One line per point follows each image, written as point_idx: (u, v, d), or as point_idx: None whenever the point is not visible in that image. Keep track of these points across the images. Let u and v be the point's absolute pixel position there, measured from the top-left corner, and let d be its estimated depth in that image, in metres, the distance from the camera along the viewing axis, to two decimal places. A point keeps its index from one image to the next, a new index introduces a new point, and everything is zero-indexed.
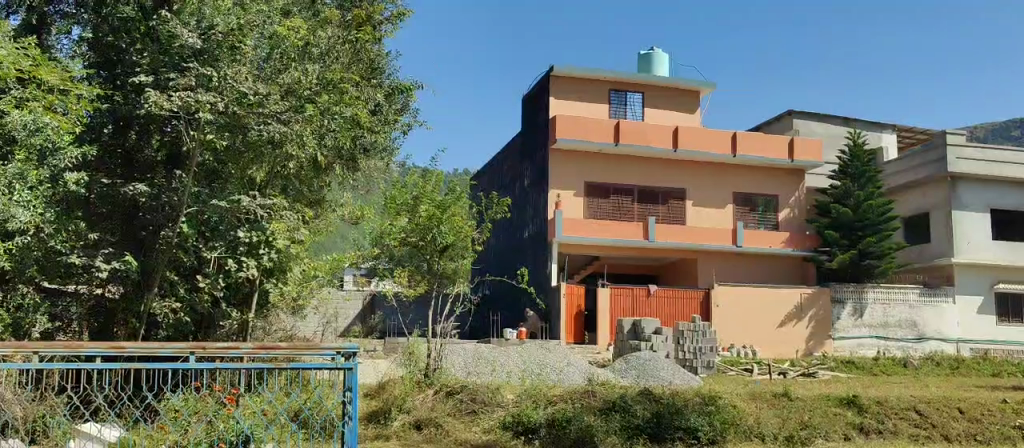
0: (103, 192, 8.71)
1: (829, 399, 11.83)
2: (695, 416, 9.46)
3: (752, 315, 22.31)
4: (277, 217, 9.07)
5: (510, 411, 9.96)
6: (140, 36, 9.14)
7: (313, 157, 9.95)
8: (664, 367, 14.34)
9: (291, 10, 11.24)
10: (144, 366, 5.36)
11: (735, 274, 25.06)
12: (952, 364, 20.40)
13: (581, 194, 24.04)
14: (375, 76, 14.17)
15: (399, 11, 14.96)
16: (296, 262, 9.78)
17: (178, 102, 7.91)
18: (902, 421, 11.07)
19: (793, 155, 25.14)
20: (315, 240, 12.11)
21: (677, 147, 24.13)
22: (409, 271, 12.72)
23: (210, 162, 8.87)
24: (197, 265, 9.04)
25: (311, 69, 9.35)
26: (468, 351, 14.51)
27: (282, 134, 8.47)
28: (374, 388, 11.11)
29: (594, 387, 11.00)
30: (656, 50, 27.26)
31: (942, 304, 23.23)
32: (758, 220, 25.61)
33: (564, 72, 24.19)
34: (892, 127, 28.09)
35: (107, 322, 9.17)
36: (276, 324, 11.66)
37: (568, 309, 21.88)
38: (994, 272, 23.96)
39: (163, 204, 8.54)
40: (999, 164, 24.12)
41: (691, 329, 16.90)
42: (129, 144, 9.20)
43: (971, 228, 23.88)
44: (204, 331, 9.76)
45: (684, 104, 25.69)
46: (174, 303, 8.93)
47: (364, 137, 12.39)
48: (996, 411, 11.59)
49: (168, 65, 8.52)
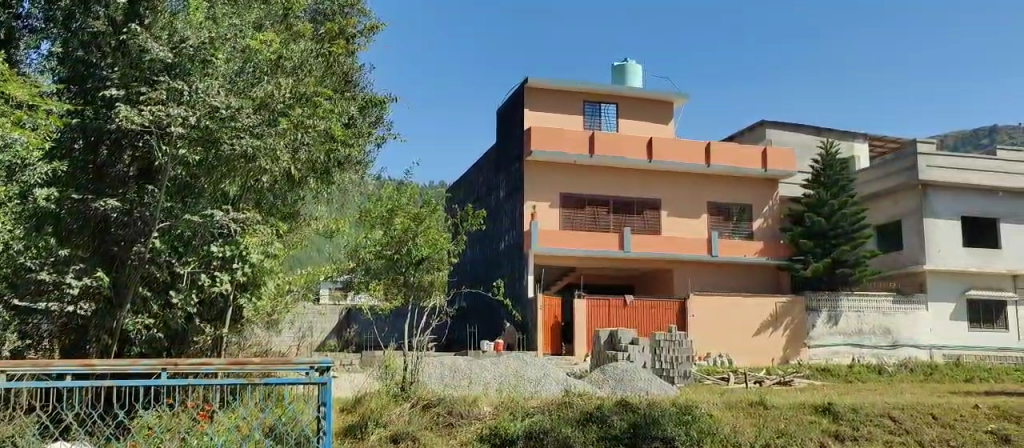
0: (74, 209, 8.32)
1: (804, 407, 11.90)
2: (671, 426, 9.47)
3: (726, 324, 22.44)
4: (251, 231, 8.98)
5: (486, 424, 9.95)
6: (110, 51, 8.85)
7: (286, 172, 9.92)
8: (641, 377, 14.36)
9: (262, 24, 11.19)
10: (115, 384, 5.50)
11: (710, 283, 25.21)
12: (925, 370, 20.60)
13: (556, 205, 24.09)
14: (348, 88, 14.15)
15: (373, 24, 15.02)
16: (271, 277, 9.69)
17: (148, 116, 7.95)
18: (877, 428, 11.17)
19: (766, 165, 25.34)
20: (292, 253, 11.87)
21: (652, 158, 24.21)
22: (386, 283, 12.73)
23: (183, 176, 8.51)
24: (169, 280, 8.89)
25: (285, 82, 9.38)
26: (445, 364, 14.45)
27: (255, 147, 8.40)
28: (349, 402, 11.01)
29: (571, 397, 10.98)
30: (629, 62, 27.43)
31: (915, 311, 23.46)
32: (733, 229, 25.77)
33: (539, 84, 24.27)
34: (863, 136, 28.42)
35: (80, 339, 8.88)
36: (250, 339, 11.42)
37: (545, 320, 21.94)
38: (965, 278, 24.22)
39: (136, 219, 8.42)
40: (968, 172, 24.45)
41: (668, 340, 16.89)
42: (101, 159, 8.67)
43: (943, 235, 24.12)
44: (177, 348, 9.62)
45: (658, 115, 25.87)
46: (146, 319, 8.81)
47: (340, 150, 12.27)
48: (969, 417, 11.73)
49: (138, 81, 8.49)
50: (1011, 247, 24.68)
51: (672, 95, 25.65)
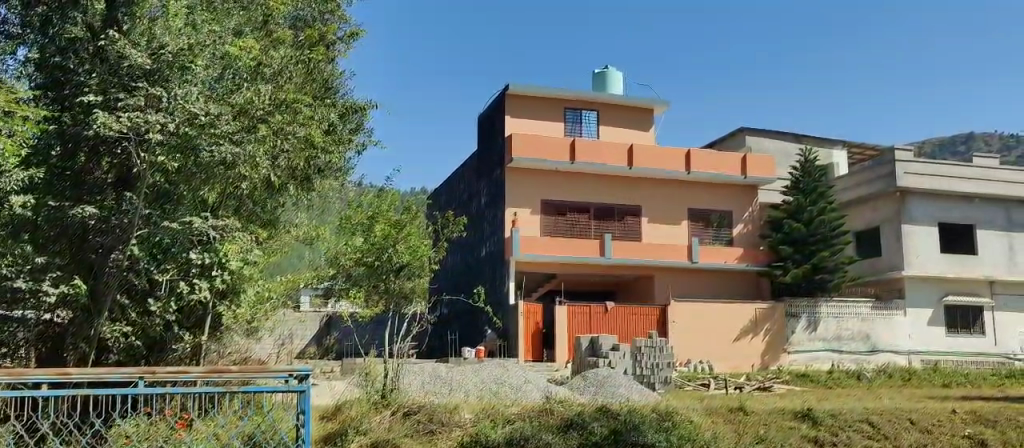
0: (50, 215, 8.25)
1: (784, 412, 11.90)
2: (652, 433, 9.49)
3: (706, 330, 22.51)
4: (229, 239, 8.92)
5: (468, 431, 9.94)
6: (88, 57, 8.73)
7: (266, 178, 9.99)
8: (622, 383, 14.41)
9: (243, 30, 11.13)
10: (91, 392, 5.50)
11: (690, 289, 25.30)
12: (903, 375, 20.76)
13: (537, 212, 24.11)
14: (329, 95, 14.13)
15: (353, 31, 15.04)
16: (250, 284, 9.62)
17: (126, 122, 7.89)
18: (856, 433, 11.24)
19: (745, 171, 25.49)
20: (272, 261, 11.70)
21: (632, 165, 24.32)
22: (366, 290, 12.69)
23: (161, 183, 8.44)
24: (147, 288, 8.84)
25: (264, 89, 9.46)
26: (426, 372, 14.40)
27: (234, 155, 8.44)
28: (329, 409, 10.92)
29: (552, 404, 10.96)
30: (610, 69, 27.51)
31: (892, 317, 23.65)
32: (713, 235, 25.87)
33: (520, 91, 24.30)
34: (842, 143, 28.63)
35: (57, 348, 8.82)
36: (229, 347, 11.19)
37: (526, 327, 21.96)
38: (942, 284, 24.43)
39: (114, 226, 8.36)
40: (946, 178, 24.63)
41: (649, 346, 16.93)
42: (79, 166, 8.59)
43: (920, 241, 24.32)
44: (156, 357, 9.54)
45: (638, 122, 25.99)
46: (124, 328, 8.78)
47: (319, 157, 12.22)
48: (946, 422, 11.83)
49: (116, 87, 8.40)
50: (988, 253, 24.89)
51: (652, 102, 25.80)
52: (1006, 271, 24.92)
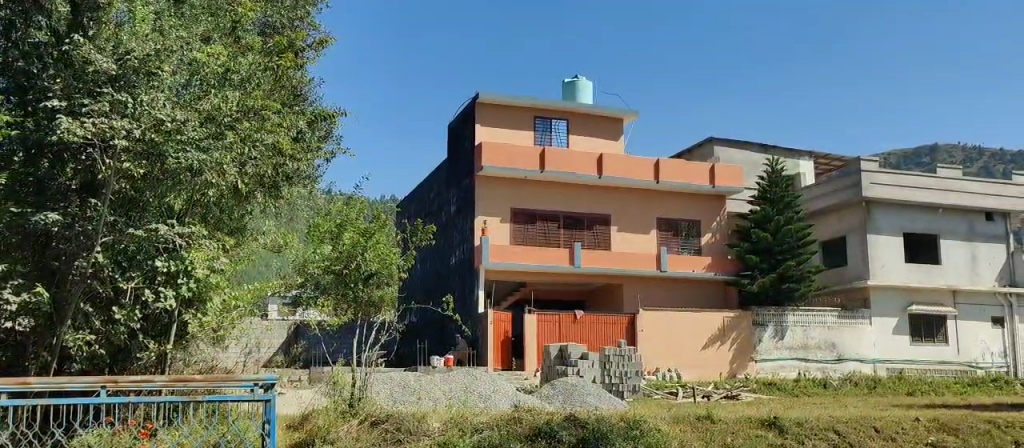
0: (10, 222, 8.11)
1: (751, 420, 11.92)
2: (621, 442, 9.57)
3: (673, 338, 22.65)
4: (196, 246, 8.84)
5: (436, 440, 9.91)
6: (52, 61, 8.52)
7: (233, 185, 9.85)
8: (591, 391, 14.44)
9: (211, 36, 11.06)
10: (52, 401, 5.47)
11: (658, 297, 25.46)
12: (869, 384, 20.97)
13: (507, 220, 24.13)
14: (298, 102, 14.05)
15: (323, 39, 14.98)
16: (216, 292, 9.43)
17: (91, 128, 7.78)
18: (821, 442, 11.38)
19: (713, 181, 25.70)
20: (240, 268, 11.54)
21: (602, 174, 24.42)
22: (335, 299, 12.70)
23: (127, 191, 8.41)
24: (112, 296, 8.85)
25: (231, 95, 9.38)
26: (394, 380, 14.35)
27: (200, 162, 8.42)
28: (296, 418, 10.79)
29: (520, 413, 10.94)
30: (580, 78, 27.62)
31: (859, 325, 23.82)
32: (681, 244, 26.02)
33: (490, 100, 24.31)
34: (809, 153, 28.94)
35: (16, 355, 8.71)
36: (196, 356, 10.98)
37: (495, 335, 21.91)
38: (906, 294, 24.73)
39: (77, 233, 8.28)
40: (910, 189, 24.97)
41: (618, 354, 16.99)
42: (41, 171, 8.42)
43: (884, 251, 24.64)
44: (120, 365, 9.30)
45: (608, 131, 26.10)
46: (87, 336, 8.64)
47: (287, 165, 12.16)
48: (910, 430, 11.95)
49: (79, 92, 8.30)
50: (951, 263, 25.25)
51: (621, 111, 25.94)
52: (968, 280, 25.28)
